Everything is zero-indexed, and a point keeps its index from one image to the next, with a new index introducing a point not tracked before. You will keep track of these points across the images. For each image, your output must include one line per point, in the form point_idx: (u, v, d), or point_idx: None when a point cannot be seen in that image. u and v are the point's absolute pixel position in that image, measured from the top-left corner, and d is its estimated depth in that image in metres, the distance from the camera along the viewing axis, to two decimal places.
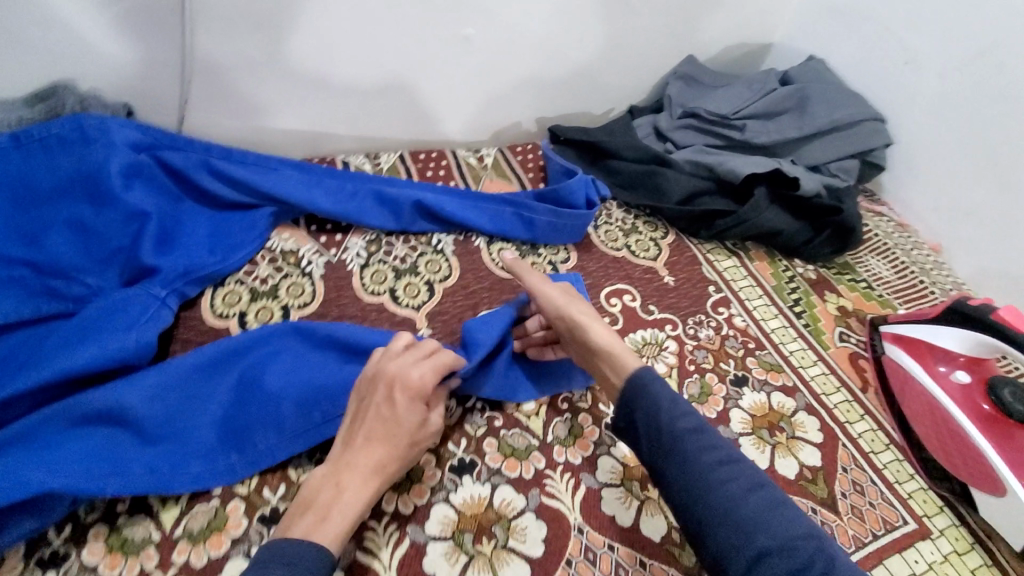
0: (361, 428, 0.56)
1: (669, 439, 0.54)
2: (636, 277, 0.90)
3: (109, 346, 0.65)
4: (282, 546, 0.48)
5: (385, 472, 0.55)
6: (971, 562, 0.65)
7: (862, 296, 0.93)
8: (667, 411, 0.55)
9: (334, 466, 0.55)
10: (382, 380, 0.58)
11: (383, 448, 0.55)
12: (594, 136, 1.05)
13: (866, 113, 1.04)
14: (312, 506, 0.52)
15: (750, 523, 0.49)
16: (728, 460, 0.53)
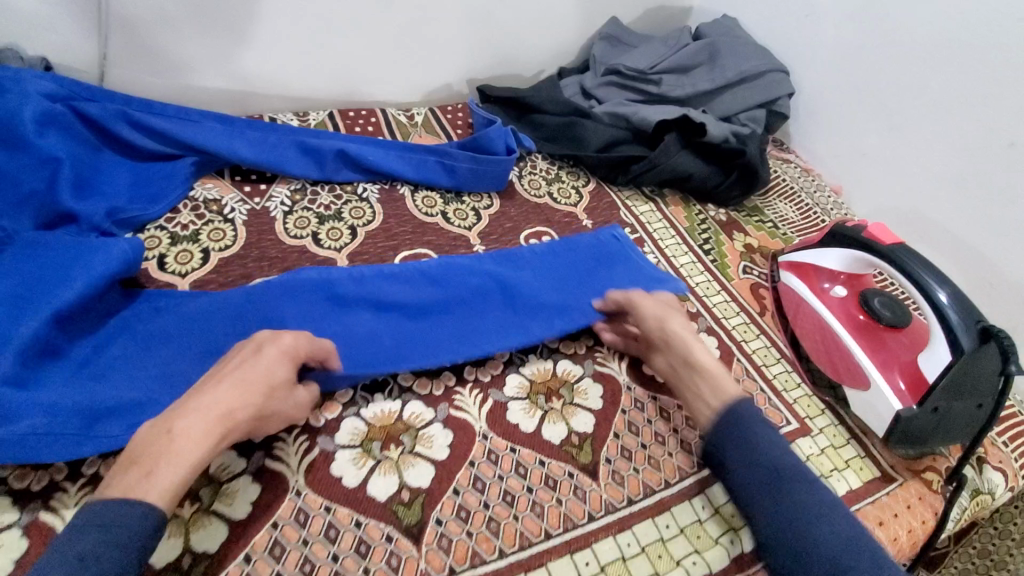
0: (212, 376, 0.54)
1: (762, 466, 0.57)
2: (556, 221, 0.95)
3: (26, 286, 0.63)
4: (101, 514, 0.45)
5: (230, 420, 0.51)
6: (845, 454, 0.72)
7: (767, 235, 1.00)
8: (767, 449, 0.58)
9: (171, 413, 0.51)
10: (250, 343, 0.57)
11: (235, 395, 0.52)
12: (518, 93, 1.10)
13: (772, 64, 1.10)
14: (136, 462, 0.48)
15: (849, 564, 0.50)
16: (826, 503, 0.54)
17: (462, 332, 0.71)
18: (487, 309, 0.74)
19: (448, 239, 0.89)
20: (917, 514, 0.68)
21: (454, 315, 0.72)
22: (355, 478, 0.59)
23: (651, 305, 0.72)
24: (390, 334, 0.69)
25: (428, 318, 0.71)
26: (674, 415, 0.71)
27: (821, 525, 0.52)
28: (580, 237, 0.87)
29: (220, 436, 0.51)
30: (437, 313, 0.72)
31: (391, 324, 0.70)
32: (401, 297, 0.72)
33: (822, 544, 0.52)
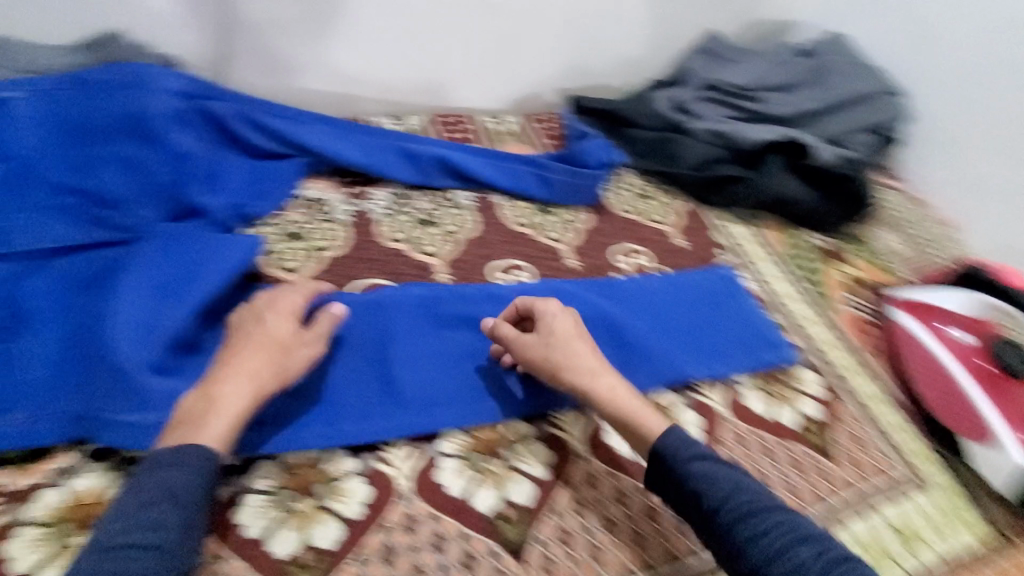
0: (232, 346, 0.58)
1: (680, 471, 0.56)
2: (650, 238, 0.94)
3: (162, 278, 0.66)
4: (167, 455, 0.50)
5: (259, 376, 0.56)
6: (956, 509, 0.68)
7: (872, 267, 0.95)
8: (713, 494, 0.53)
9: (208, 381, 0.55)
10: (254, 309, 0.62)
11: (255, 353, 0.57)
12: (612, 106, 1.10)
13: (883, 87, 1.05)
14: (183, 421, 0.53)
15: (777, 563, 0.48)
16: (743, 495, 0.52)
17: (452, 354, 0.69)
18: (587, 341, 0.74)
19: (541, 251, 0.89)
20: None
21: None
22: (459, 489, 0.60)
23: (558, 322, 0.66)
24: (391, 366, 0.66)
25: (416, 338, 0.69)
26: (778, 454, 0.69)
27: (749, 526, 0.50)
28: (688, 275, 0.86)
29: (255, 390, 0.55)
30: (426, 334, 0.69)
31: (389, 351, 0.67)
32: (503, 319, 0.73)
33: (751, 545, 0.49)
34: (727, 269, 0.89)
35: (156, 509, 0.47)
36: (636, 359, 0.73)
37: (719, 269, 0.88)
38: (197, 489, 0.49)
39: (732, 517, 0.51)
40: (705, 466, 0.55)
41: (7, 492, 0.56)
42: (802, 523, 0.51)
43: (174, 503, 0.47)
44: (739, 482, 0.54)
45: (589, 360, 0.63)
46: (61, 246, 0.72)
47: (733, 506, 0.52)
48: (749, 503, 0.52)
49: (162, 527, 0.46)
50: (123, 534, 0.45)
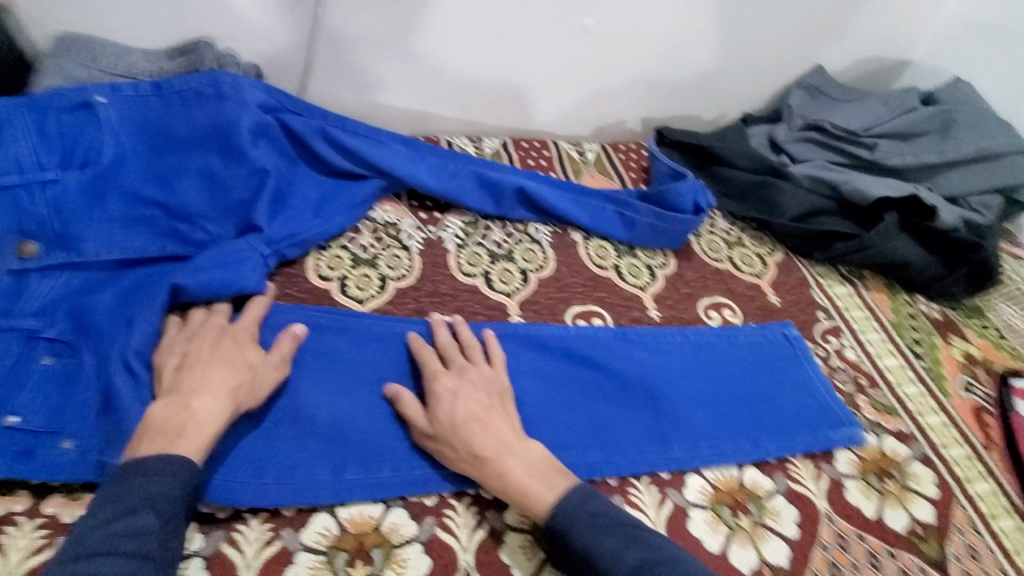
0: (205, 357, 0.59)
1: (579, 537, 0.53)
2: (739, 292, 0.86)
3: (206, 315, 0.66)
4: (146, 463, 0.50)
5: (236, 393, 0.57)
6: None
7: (992, 345, 0.84)
8: (605, 556, 0.52)
9: (178, 395, 0.55)
10: (228, 332, 0.63)
11: (225, 372, 0.58)
12: (703, 141, 1.02)
13: (1020, 145, 0.93)
14: (159, 431, 0.52)
15: None
16: (645, 559, 0.51)
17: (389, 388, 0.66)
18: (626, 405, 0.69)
19: (620, 298, 0.82)
20: None
21: (591, 399, 0.69)
22: (526, 569, 0.57)
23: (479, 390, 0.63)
24: (333, 410, 0.63)
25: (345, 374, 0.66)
26: (887, 564, 0.60)
27: None
28: (753, 330, 0.79)
29: (232, 405, 0.56)
30: (365, 372, 0.67)
31: (328, 390, 0.64)
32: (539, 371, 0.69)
33: None
34: (785, 322, 0.81)
35: (139, 518, 0.47)
36: (677, 431, 0.67)
37: (776, 324, 0.81)
38: (179, 497, 0.49)
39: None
40: (601, 528, 0.54)
41: (62, 524, 0.55)
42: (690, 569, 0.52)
43: (157, 512, 0.48)
44: (633, 545, 0.52)
45: (488, 435, 0.59)
46: (127, 259, 0.71)
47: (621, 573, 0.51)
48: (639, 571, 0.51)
49: (148, 535, 0.47)
50: (108, 542, 0.45)
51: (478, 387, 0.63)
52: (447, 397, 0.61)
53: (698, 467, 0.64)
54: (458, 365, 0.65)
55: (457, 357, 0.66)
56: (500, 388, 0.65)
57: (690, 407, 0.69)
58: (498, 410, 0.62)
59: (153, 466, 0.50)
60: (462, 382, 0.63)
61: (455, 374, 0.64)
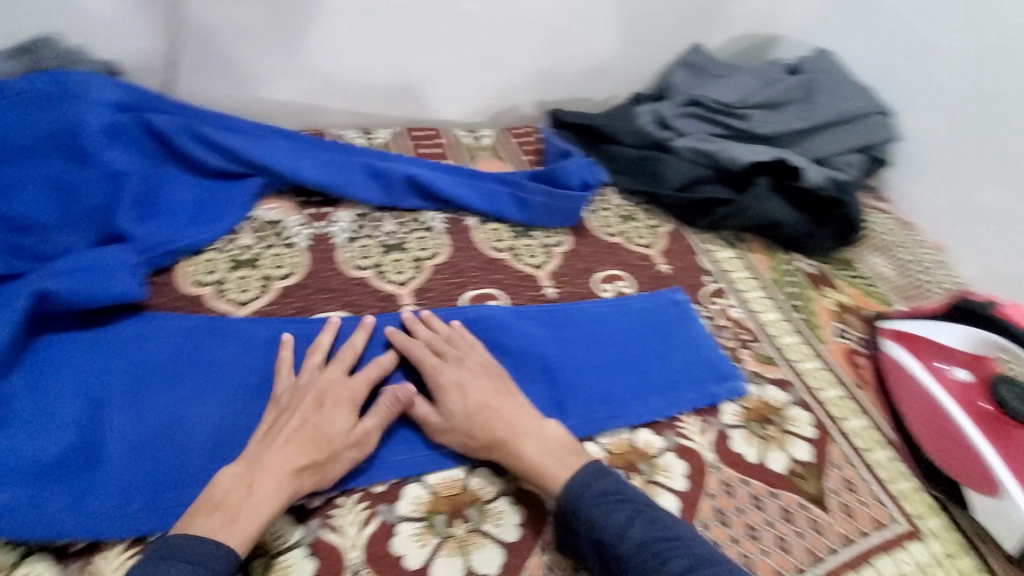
0: (282, 431, 0.57)
1: (588, 513, 0.54)
2: (631, 263, 0.89)
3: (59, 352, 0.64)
4: (182, 546, 0.49)
5: (298, 475, 0.55)
6: (961, 566, 0.62)
7: (863, 294, 0.90)
8: (614, 531, 0.53)
9: (249, 464, 0.55)
10: (315, 392, 0.60)
11: (298, 451, 0.56)
12: (593, 121, 1.06)
13: (873, 106, 1.00)
14: (219, 506, 0.52)
15: None
16: (655, 534, 0.52)
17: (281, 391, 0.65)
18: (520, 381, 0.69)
19: (516, 278, 0.83)
20: None
21: None
22: (417, 558, 0.56)
23: (483, 383, 0.63)
24: (206, 427, 0.61)
25: (222, 383, 0.65)
26: (769, 503, 0.63)
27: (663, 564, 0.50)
28: (644, 297, 0.82)
29: (293, 491, 0.54)
30: (241, 381, 0.65)
31: (201, 407, 0.63)
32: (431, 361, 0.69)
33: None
34: (673, 289, 0.84)
35: None
36: (574, 402, 0.68)
37: (667, 290, 0.84)
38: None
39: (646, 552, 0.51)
40: (611, 504, 0.55)
41: None
42: (698, 545, 0.53)
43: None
44: (642, 520, 0.53)
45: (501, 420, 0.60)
46: None
47: (628, 546, 0.52)
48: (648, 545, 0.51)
49: None
50: None
51: (493, 376, 0.64)
52: (454, 386, 0.63)
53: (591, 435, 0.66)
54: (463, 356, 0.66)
55: (451, 347, 0.67)
56: (498, 371, 0.66)
57: (584, 378, 0.71)
58: (506, 396, 0.63)
59: (192, 548, 0.49)
60: (473, 373, 0.64)
61: (460, 363, 0.65)
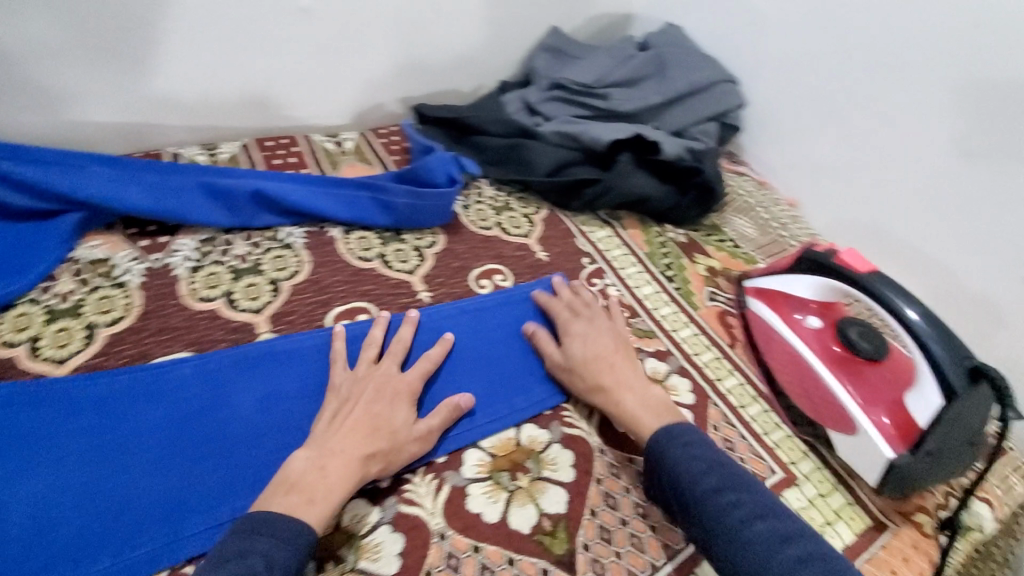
0: (348, 417, 0.58)
1: (662, 458, 0.58)
2: (508, 255, 0.87)
3: None
4: (266, 521, 0.49)
5: (369, 459, 0.55)
6: (834, 503, 0.66)
7: (729, 256, 0.95)
8: (687, 476, 0.56)
9: (318, 450, 0.55)
10: (372, 380, 0.62)
11: (361, 440, 0.56)
12: (459, 113, 1.02)
13: (719, 75, 1.05)
14: (295, 487, 0.52)
15: (742, 539, 0.51)
16: (720, 484, 0.55)
17: (279, 402, 0.64)
18: None
19: (387, 287, 0.78)
20: (914, 567, 0.62)
21: None
22: None
23: (579, 344, 0.69)
24: (33, 501, 0.54)
25: (55, 449, 0.57)
26: None
27: (721, 510, 0.53)
28: (525, 287, 0.81)
29: (362, 476, 0.55)
30: (78, 443, 0.58)
31: (27, 480, 0.55)
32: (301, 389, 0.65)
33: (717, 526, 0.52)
34: (555, 275, 0.84)
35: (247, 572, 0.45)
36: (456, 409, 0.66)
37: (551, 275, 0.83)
38: (288, 566, 0.47)
39: (716, 498, 0.54)
40: (691, 453, 0.58)
41: None
42: (764, 496, 0.55)
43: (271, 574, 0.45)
44: (720, 472, 0.56)
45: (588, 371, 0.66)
46: None
47: (704, 487, 0.55)
48: (720, 487, 0.55)
49: None
50: None
51: (603, 331, 0.71)
52: (578, 338, 0.70)
53: (474, 441, 0.63)
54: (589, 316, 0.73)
55: (584, 310, 0.74)
56: (622, 337, 0.72)
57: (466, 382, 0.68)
58: (622, 355, 0.69)
59: (271, 524, 0.49)
60: (592, 328, 0.71)
61: (586, 322, 0.72)
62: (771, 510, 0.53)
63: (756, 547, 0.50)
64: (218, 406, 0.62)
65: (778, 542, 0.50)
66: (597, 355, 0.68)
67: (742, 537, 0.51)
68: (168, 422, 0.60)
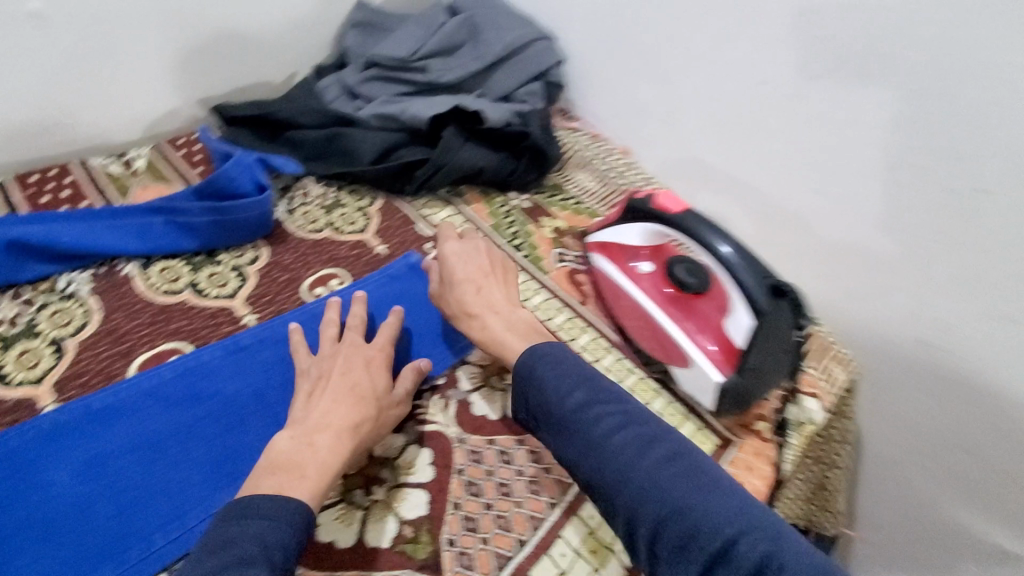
0: (326, 392, 0.59)
1: (529, 383, 0.57)
2: (343, 256, 0.81)
3: None
4: (254, 505, 0.48)
5: (359, 431, 0.57)
6: (686, 432, 0.69)
7: (572, 213, 0.95)
8: (554, 397, 0.56)
9: (302, 428, 0.56)
10: (341, 354, 0.63)
11: (348, 409, 0.57)
12: (265, 109, 0.93)
13: (535, 31, 1.01)
14: (280, 468, 0.52)
15: (609, 448, 0.51)
16: (585, 399, 0.55)
17: (139, 458, 0.59)
18: (233, 436, 0.62)
19: (204, 318, 0.70)
20: (756, 473, 0.67)
21: (190, 448, 0.60)
22: None
23: (463, 268, 0.69)
24: None
25: None
26: (516, 454, 0.63)
27: (591, 424, 0.53)
28: (363, 285, 0.76)
29: (352, 447, 0.56)
30: None
31: None
32: (121, 451, 0.59)
33: (585, 441, 0.52)
34: (408, 254, 0.81)
35: (248, 565, 0.43)
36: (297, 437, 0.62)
37: (401, 257, 0.81)
38: (287, 541, 0.47)
39: (583, 413, 0.54)
40: (556, 371, 0.57)
41: None
42: (628, 404, 0.55)
43: (270, 553, 0.45)
44: (584, 385, 0.56)
45: (481, 296, 0.67)
46: None
47: (571, 405, 0.54)
48: (587, 401, 0.54)
49: None
50: None
51: (483, 248, 0.72)
52: (457, 258, 0.70)
53: None
54: (470, 236, 0.73)
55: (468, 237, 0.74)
56: (502, 258, 0.73)
57: None
58: (498, 275, 0.70)
59: (262, 506, 0.48)
60: (469, 246, 0.71)
61: (463, 242, 0.72)
62: (639, 416, 0.54)
63: (623, 452, 0.51)
64: (26, 490, 0.55)
65: (643, 443, 0.51)
66: (483, 272, 0.69)
67: (609, 445, 0.52)
68: (14, 496, 0.55)
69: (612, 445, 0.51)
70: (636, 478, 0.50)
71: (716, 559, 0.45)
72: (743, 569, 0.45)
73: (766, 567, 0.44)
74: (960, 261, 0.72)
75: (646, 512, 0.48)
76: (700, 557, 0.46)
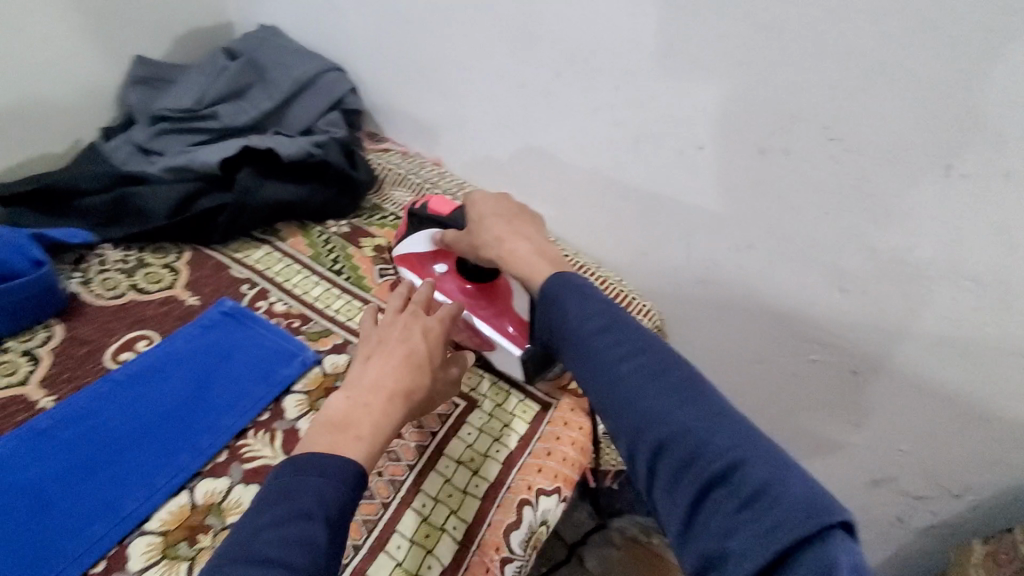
0: (387, 352, 0.57)
1: (549, 309, 0.55)
2: (151, 316, 0.80)
3: None
4: (308, 460, 0.48)
5: (410, 399, 0.55)
6: (509, 406, 0.75)
7: (391, 229, 0.98)
8: (572, 322, 0.52)
9: (358, 389, 0.54)
10: (403, 317, 0.61)
11: (406, 377, 0.55)
12: (39, 180, 0.87)
13: (321, 65, 1.04)
14: (336, 425, 0.51)
15: (622, 368, 0.48)
16: (604, 324, 0.51)
17: None
18: (36, 519, 0.60)
19: None
20: (573, 425, 0.75)
21: None
22: None
23: (490, 212, 0.68)
24: None
25: None
26: None
27: (608, 347, 0.50)
28: (173, 342, 0.76)
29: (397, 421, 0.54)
30: None
31: None
32: None
33: (592, 361, 0.50)
34: (221, 301, 0.82)
35: (307, 524, 0.44)
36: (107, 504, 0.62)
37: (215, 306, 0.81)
38: (342, 498, 0.47)
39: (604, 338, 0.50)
40: (582, 301, 0.53)
41: None
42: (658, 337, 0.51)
43: (329, 512, 0.45)
44: (610, 314, 0.52)
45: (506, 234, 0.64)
46: None
47: (592, 325, 0.51)
48: (610, 323, 0.51)
49: (315, 544, 0.43)
50: (269, 549, 0.42)
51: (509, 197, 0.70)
52: (481, 202, 0.69)
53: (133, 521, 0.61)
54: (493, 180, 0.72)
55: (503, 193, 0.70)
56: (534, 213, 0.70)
57: (115, 472, 0.65)
58: (523, 220, 0.67)
59: (319, 459, 0.48)
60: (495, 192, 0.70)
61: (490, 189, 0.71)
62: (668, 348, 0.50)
63: (638, 372, 0.48)
64: None
65: (662, 370, 0.48)
66: (511, 217, 0.66)
67: (622, 369, 0.48)
68: None
69: (624, 368, 0.48)
70: (647, 401, 0.46)
71: (714, 484, 0.42)
72: (738, 493, 0.41)
73: (764, 492, 0.40)
74: (730, 209, 0.81)
75: (649, 434, 0.45)
76: (699, 479, 0.42)
